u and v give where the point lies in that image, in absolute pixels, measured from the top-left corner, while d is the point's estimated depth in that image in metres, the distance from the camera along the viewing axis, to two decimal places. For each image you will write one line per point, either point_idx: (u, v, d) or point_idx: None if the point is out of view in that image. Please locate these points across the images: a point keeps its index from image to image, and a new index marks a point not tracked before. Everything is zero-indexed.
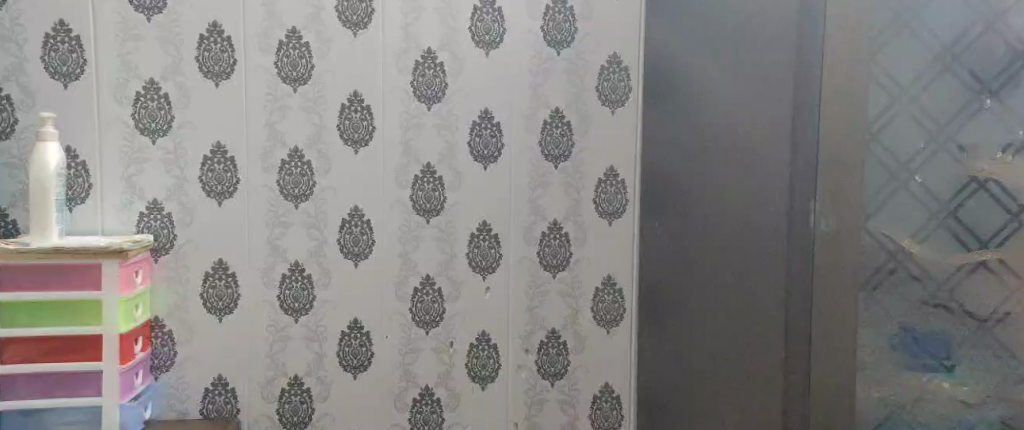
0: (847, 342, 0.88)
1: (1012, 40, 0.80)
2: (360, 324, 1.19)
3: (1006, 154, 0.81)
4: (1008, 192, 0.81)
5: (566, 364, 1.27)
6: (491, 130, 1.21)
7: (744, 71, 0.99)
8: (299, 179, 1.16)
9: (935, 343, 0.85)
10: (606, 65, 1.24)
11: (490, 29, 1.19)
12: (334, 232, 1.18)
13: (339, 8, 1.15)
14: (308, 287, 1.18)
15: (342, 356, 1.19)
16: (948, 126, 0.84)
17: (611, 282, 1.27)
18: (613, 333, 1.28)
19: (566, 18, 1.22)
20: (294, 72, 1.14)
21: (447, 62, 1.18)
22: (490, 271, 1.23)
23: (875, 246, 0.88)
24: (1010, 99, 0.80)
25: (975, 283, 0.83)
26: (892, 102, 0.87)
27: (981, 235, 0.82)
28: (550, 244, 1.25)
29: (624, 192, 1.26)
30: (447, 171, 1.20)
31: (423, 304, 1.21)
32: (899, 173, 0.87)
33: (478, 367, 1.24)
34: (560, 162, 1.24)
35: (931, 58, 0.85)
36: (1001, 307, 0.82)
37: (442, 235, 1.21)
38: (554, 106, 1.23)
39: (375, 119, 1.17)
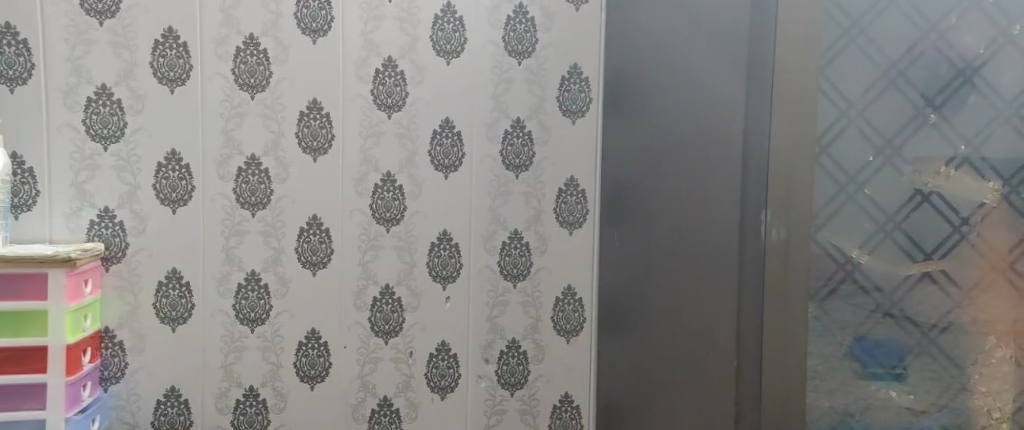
0: (798, 348, 0.92)
1: (953, 57, 0.87)
2: (317, 334, 1.18)
3: (946, 167, 0.88)
4: (951, 205, 0.88)
5: (526, 374, 1.27)
6: (452, 139, 1.21)
7: (695, 81, 1.02)
8: (256, 187, 1.15)
9: (885, 353, 0.90)
10: (566, 76, 1.24)
11: (451, 38, 1.20)
12: (292, 240, 1.16)
13: (298, 14, 1.14)
14: (265, 297, 1.16)
15: (299, 366, 1.18)
16: (894, 140, 0.90)
17: (571, 292, 1.27)
18: (572, 342, 1.28)
19: (527, 28, 1.22)
20: (251, 79, 1.13)
21: (407, 71, 1.18)
22: (450, 280, 1.23)
23: (823, 256, 0.92)
24: (953, 115, 0.87)
25: (920, 294, 0.89)
26: (841, 116, 0.91)
27: (926, 245, 0.89)
28: (510, 254, 1.25)
29: (585, 202, 1.27)
30: (407, 179, 1.20)
31: (382, 314, 1.20)
32: (847, 186, 0.91)
33: (438, 378, 1.23)
34: (521, 172, 1.24)
35: (878, 74, 0.90)
36: (945, 317, 0.88)
37: (401, 244, 1.20)
38: (514, 116, 1.23)
39: (334, 127, 1.16)
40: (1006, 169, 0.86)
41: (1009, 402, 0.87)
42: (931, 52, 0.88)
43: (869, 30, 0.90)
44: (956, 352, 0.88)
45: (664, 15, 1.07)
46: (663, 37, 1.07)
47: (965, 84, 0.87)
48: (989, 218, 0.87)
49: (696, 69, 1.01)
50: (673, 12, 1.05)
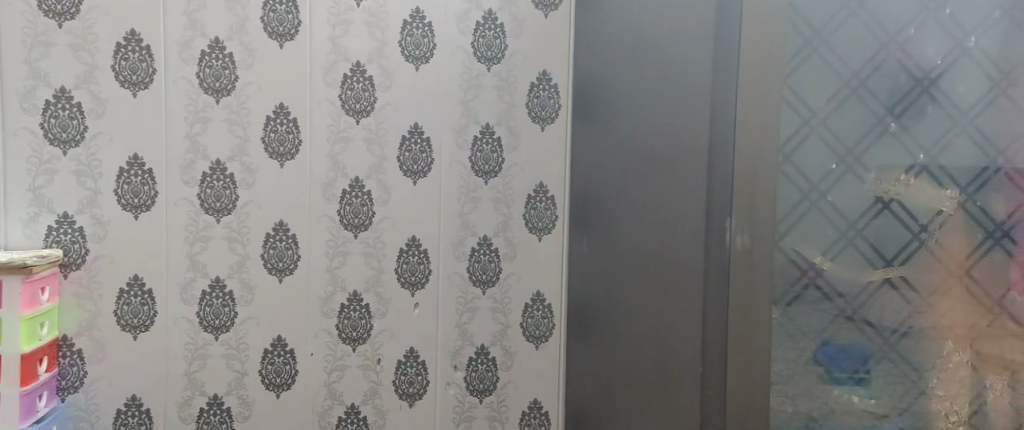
0: (763, 352, 0.95)
1: (911, 68, 0.90)
2: (284, 342, 1.17)
3: (905, 175, 0.91)
4: (910, 213, 0.91)
5: (494, 381, 1.26)
6: (421, 145, 1.20)
7: (658, 88, 1.03)
8: (221, 193, 1.13)
9: (847, 358, 0.93)
10: (536, 82, 1.24)
11: (420, 44, 1.19)
12: (258, 247, 1.15)
13: (265, 18, 1.13)
14: (229, 304, 1.14)
15: (265, 374, 1.16)
16: (855, 149, 0.92)
17: (540, 298, 1.27)
18: (542, 348, 1.28)
19: (496, 35, 1.23)
20: (217, 83, 1.12)
21: (376, 76, 1.17)
22: (419, 287, 1.22)
23: (786, 262, 0.95)
24: (911, 124, 0.90)
25: (881, 300, 0.92)
26: (803, 125, 0.94)
27: (887, 252, 0.92)
28: (479, 260, 1.25)
29: (554, 208, 1.27)
30: (376, 185, 1.19)
31: (350, 320, 1.19)
32: (810, 193, 0.94)
33: (406, 385, 1.22)
34: (490, 178, 1.24)
35: (840, 84, 0.92)
36: (905, 321, 0.91)
37: (369, 250, 1.19)
38: (484, 122, 1.23)
39: (301, 133, 1.15)
40: (962, 177, 0.89)
41: (966, 406, 0.90)
42: (890, 61, 0.90)
43: (830, 40, 0.92)
44: (916, 358, 0.91)
45: (628, 22, 1.07)
46: (626, 44, 1.08)
47: (922, 93, 0.90)
48: (947, 224, 0.90)
49: (659, 76, 1.03)
50: (636, 19, 1.05)
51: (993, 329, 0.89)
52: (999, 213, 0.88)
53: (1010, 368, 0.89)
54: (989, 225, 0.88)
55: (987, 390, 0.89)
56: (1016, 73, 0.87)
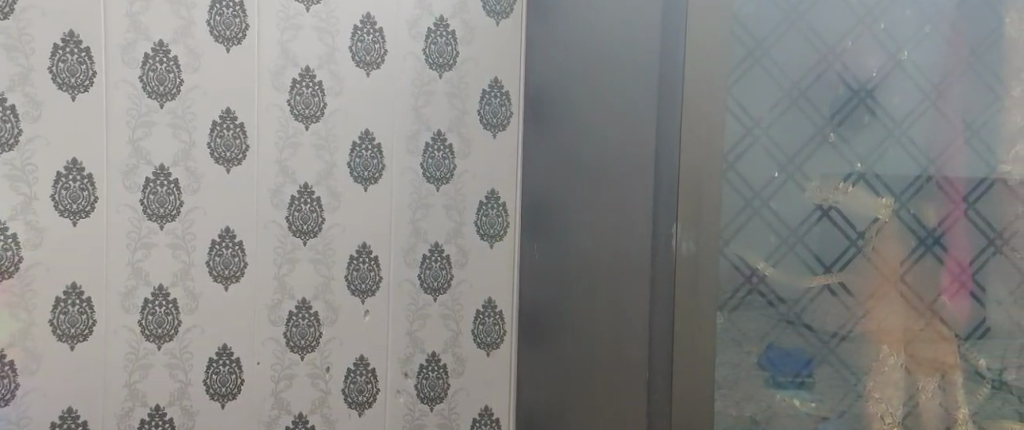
0: (706, 358, 0.97)
1: (847, 78, 0.93)
2: (230, 350, 1.15)
3: (843, 183, 0.94)
4: (848, 220, 0.94)
5: (445, 388, 1.26)
6: (372, 151, 1.20)
7: (598, 98, 1.04)
8: (165, 198, 1.11)
9: (788, 362, 0.96)
10: (487, 90, 1.25)
11: (371, 50, 1.18)
12: (203, 254, 1.13)
13: (211, 21, 1.11)
14: (173, 312, 1.12)
15: (210, 384, 1.14)
16: (797, 157, 0.95)
17: (491, 305, 1.28)
18: (492, 355, 1.28)
19: (447, 42, 1.23)
20: (161, 87, 1.09)
21: (325, 81, 1.16)
22: (369, 294, 1.21)
23: (729, 269, 0.97)
24: (848, 134, 0.93)
25: (820, 304, 0.95)
26: (746, 134, 0.96)
27: (827, 258, 0.95)
28: (430, 267, 1.24)
29: (505, 215, 1.27)
30: (325, 191, 1.18)
31: (298, 328, 1.18)
32: (753, 201, 0.96)
33: (355, 393, 1.21)
34: (442, 185, 1.24)
35: (783, 92, 0.95)
36: (844, 326, 0.94)
37: (318, 258, 1.18)
38: (435, 129, 1.23)
39: (248, 138, 1.14)
40: (896, 185, 0.92)
41: (898, 407, 0.94)
42: (829, 74, 0.93)
43: (772, 50, 0.95)
44: (853, 361, 0.94)
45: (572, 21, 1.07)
46: (568, 44, 1.08)
47: (859, 104, 0.93)
48: (883, 231, 0.93)
49: (599, 86, 1.04)
50: (582, 19, 1.06)
51: (925, 333, 0.92)
52: (930, 220, 0.92)
53: (940, 369, 0.92)
54: (922, 232, 0.92)
55: (918, 392, 0.93)
56: (944, 87, 0.91)
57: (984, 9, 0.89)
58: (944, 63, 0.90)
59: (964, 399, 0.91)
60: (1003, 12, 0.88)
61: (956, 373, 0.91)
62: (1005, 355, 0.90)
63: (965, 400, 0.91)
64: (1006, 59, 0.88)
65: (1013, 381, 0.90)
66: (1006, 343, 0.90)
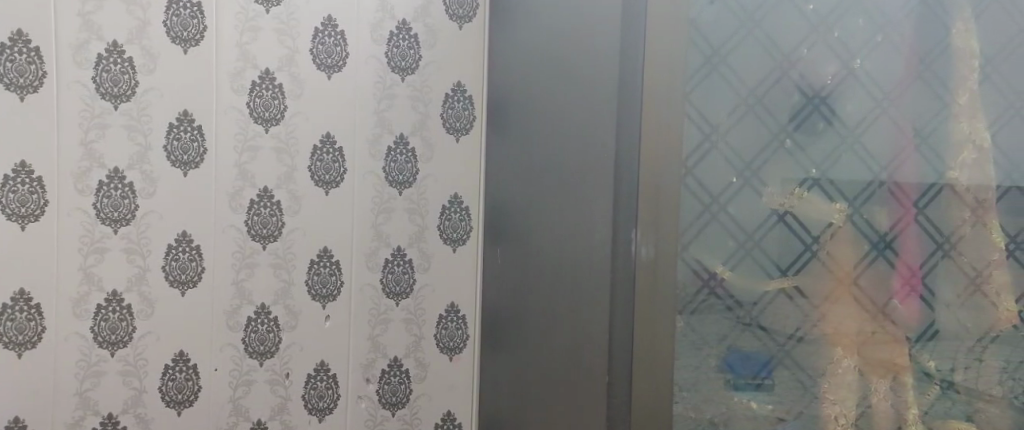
0: (666, 360, 0.97)
1: (802, 85, 0.95)
2: (186, 357, 1.13)
3: (798, 189, 0.95)
4: (803, 225, 0.95)
5: (407, 393, 1.26)
6: (333, 155, 1.19)
7: (562, 104, 1.06)
8: (119, 202, 1.08)
9: (747, 365, 0.98)
10: (450, 93, 1.25)
11: (332, 52, 1.18)
12: (159, 259, 1.11)
13: (168, 22, 1.09)
14: (127, 318, 1.10)
15: (165, 391, 1.12)
16: (753, 163, 0.96)
17: (454, 310, 1.28)
18: (455, 359, 1.28)
19: (410, 45, 1.22)
20: (115, 89, 1.07)
21: (286, 84, 1.15)
22: (330, 299, 1.20)
23: (687, 273, 0.97)
24: (804, 140, 0.95)
25: (777, 307, 0.96)
26: (704, 139, 0.96)
27: (783, 263, 0.96)
28: (393, 271, 1.24)
29: (468, 219, 1.27)
30: (285, 195, 1.16)
31: (257, 334, 1.16)
32: (711, 205, 0.97)
33: (316, 399, 1.20)
34: (405, 188, 1.23)
35: (739, 100, 0.96)
36: (800, 328, 0.97)
37: (279, 262, 1.17)
38: (397, 132, 1.22)
39: (206, 141, 1.12)
40: (850, 191, 0.94)
41: (852, 408, 0.97)
42: (785, 81, 0.95)
43: (729, 57, 0.96)
44: (808, 363, 0.97)
45: (546, 26, 1.09)
46: (540, 48, 1.10)
47: (814, 111, 0.95)
48: (837, 236, 0.95)
49: (562, 91, 1.06)
50: (555, 23, 1.07)
51: (878, 336, 0.95)
52: (883, 225, 0.94)
53: (891, 371, 0.95)
54: (874, 237, 0.94)
55: (871, 393, 0.96)
56: (896, 95, 0.94)
57: (934, 20, 0.92)
58: (894, 72, 0.93)
59: (914, 400, 0.95)
60: (952, 23, 0.92)
61: (906, 375, 0.95)
62: (953, 358, 0.94)
63: (916, 401, 0.95)
64: (953, 69, 0.93)
65: (960, 382, 0.94)
66: (953, 345, 0.94)
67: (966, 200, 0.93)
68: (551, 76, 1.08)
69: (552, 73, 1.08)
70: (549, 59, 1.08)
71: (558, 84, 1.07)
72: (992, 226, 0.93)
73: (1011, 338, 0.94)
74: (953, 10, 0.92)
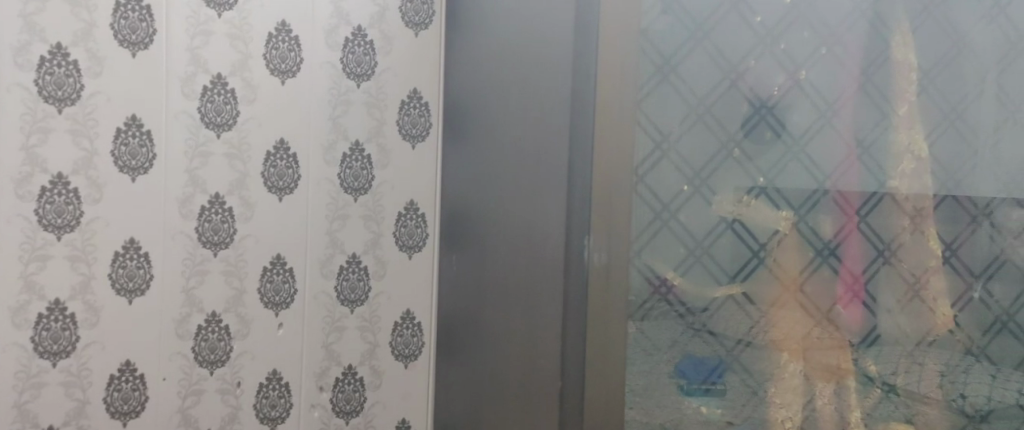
0: (619, 366, 0.97)
1: (749, 95, 0.97)
2: (133, 367, 1.10)
3: (747, 197, 0.97)
4: (751, 233, 0.97)
5: (361, 401, 1.26)
6: (287, 161, 1.18)
7: (514, 111, 1.07)
8: (63, 208, 1.05)
9: (698, 370, 0.99)
10: (406, 100, 1.25)
11: (286, 58, 1.16)
12: (105, 266, 1.08)
13: (115, 25, 1.06)
14: (70, 327, 1.06)
15: (110, 402, 1.09)
16: (703, 171, 0.98)
17: (409, 316, 1.28)
18: (410, 367, 1.29)
19: (365, 51, 1.22)
20: (58, 92, 1.04)
21: (238, 89, 1.14)
22: (283, 307, 1.19)
23: (640, 280, 0.97)
24: (752, 150, 0.97)
25: (726, 313, 0.98)
26: (656, 147, 0.97)
27: (731, 270, 0.98)
28: (348, 278, 1.23)
29: (424, 226, 1.28)
30: (237, 201, 1.15)
31: (208, 343, 1.14)
32: (662, 213, 0.97)
33: (268, 408, 1.19)
34: (360, 195, 1.23)
35: (689, 109, 0.98)
36: (747, 334, 0.99)
37: (230, 270, 1.15)
38: (353, 139, 1.22)
39: (155, 146, 1.09)
40: (796, 199, 0.97)
41: (798, 412, 1.00)
42: (735, 92, 0.97)
43: (680, 67, 0.97)
44: (756, 368, 0.99)
45: (501, 33, 1.10)
46: (495, 55, 1.11)
47: (762, 120, 0.97)
48: (784, 242, 0.97)
49: (515, 98, 1.07)
50: (511, 30, 1.07)
51: (824, 341, 0.98)
52: (827, 233, 0.97)
53: (836, 375, 0.98)
54: (819, 244, 0.97)
55: (816, 396, 0.99)
56: (839, 105, 0.96)
57: (875, 34, 0.96)
58: (837, 83, 0.96)
59: (857, 403, 0.98)
60: (890, 37, 0.96)
61: (850, 379, 0.98)
62: (894, 362, 0.98)
63: (858, 404, 0.98)
64: (893, 80, 0.96)
65: (902, 385, 0.98)
66: (894, 349, 0.98)
67: (906, 209, 0.96)
68: (507, 84, 1.08)
69: (506, 80, 1.09)
70: (503, 66, 1.09)
71: (513, 91, 1.07)
72: (929, 234, 0.97)
73: (946, 342, 0.98)
74: (893, 24, 0.95)
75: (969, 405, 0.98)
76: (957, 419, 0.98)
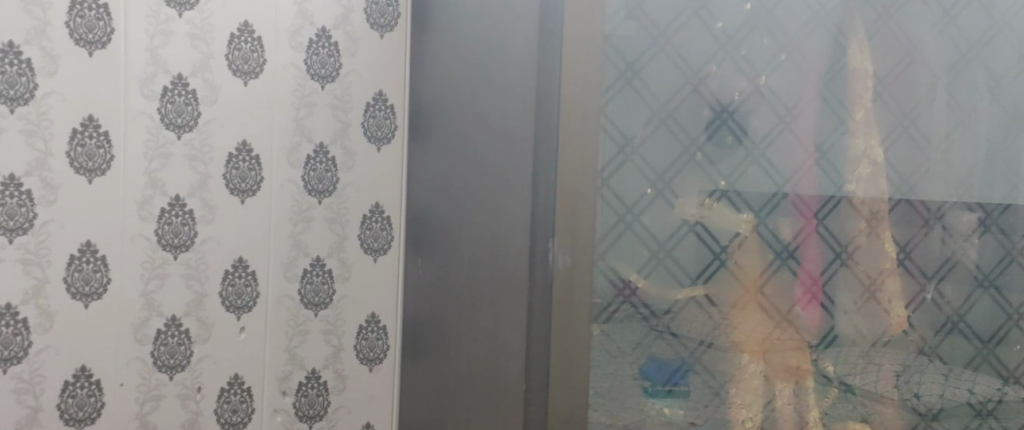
0: (583, 367, 0.98)
1: (711, 101, 0.98)
2: (89, 372, 1.08)
3: (708, 200, 0.98)
4: (713, 236, 0.98)
5: (325, 406, 1.25)
6: (250, 163, 1.16)
7: (478, 114, 1.07)
8: (15, 211, 1.02)
9: (661, 371, 1.00)
10: (371, 102, 1.24)
11: (249, 59, 1.15)
12: (60, 270, 1.05)
13: (71, 24, 1.03)
14: (22, 333, 1.03)
15: (64, 408, 1.07)
16: (666, 174, 0.98)
17: (374, 320, 1.27)
18: (375, 370, 1.28)
19: (330, 53, 1.21)
20: (10, 91, 1.00)
21: (199, 90, 1.12)
22: (245, 310, 1.17)
23: (603, 282, 0.98)
24: (713, 155, 0.98)
25: (688, 315, 0.99)
26: (618, 151, 0.98)
27: (692, 272, 0.99)
28: (312, 281, 1.22)
29: (389, 229, 1.27)
30: (198, 204, 1.13)
31: (167, 347, 1.12)
32: (625, 216, 0.98)
33: (229, 413, 1.17)
34: (324, 197, 1.22)
35: (651, 113, 0.98)
36: (709, 335, 1.00)
37: (191, 273, 1.13)
38: (317, 141, 1.21)
39: (113, 148, 1.07)
40: (756, 202, 0.98)
41: (758, 412, 1.01)
42: (696, 97, 0.98)
43: (642, 72, 0.98)
44: (717, 369, 1.00)
45: (466, 37, 1.10)
46: (462, 58, 1.11)
47: (723, 125, 0.98)
48: (744, 245, 0.98)
49: (478, 102, 1.07)
50: (476, 32, 1.08)
51: (785, 343, 1.00)
52: (786, 236, 0.99)
53: (796, 376, 1.00)
54: (778, 247, 0.99)
55: (776, 397, 1.01)
56: (798, 111, 0.98)
57: (834, 41, 0.97)
58: (796, 90, 0.98)
59: (815, 403, 1.00)
60: (847, 45, 0.97)
61: (809, 380, 1.00)
62: (851, 363, 1.00)
63: (816, 404, 1.00)
64: (850, 87, 0.98)
65: (859, 386, 1.00)
66: (851, 350, 1.00)
67: (862, 213, 0.99)
68: (471, 88, 1.09)
69: (472, 83, 1.09)
70: (468, 70, 1.09)
71: (477, 95, 1.08)
72: (885, 237, 0.99)
73: (900, 343, 1.00)
74: (850, 32, 0.97)
75: (922, 405, 1.01)
76: (911, 418, 1.01)
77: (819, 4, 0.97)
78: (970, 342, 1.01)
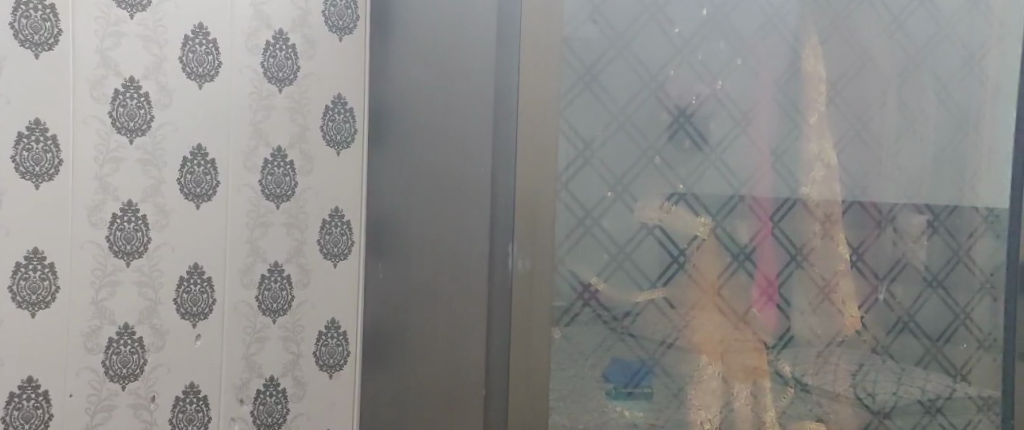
0: (543, 367, 0.97)
1: (668, 105, 0.99)
2: (36, 383, 1.05)
3: (667, 203, 0.99)
4: (671, 239, 0.99)
5: (283, 414, 1.23)
6: (205, 167, 1.14)
7: (435, 118, 1.07)
8: None
9: (622, 374, 1.00)
10: (330, 106, 1.23)
11: (204, 62, 1.13)
12: (4, 278, 1.02)
13: (16, 24, 1.00)
14: None
15: (9, 421, 1.03)
16: (626, 180, 0.99)
17: (334, 325, 1.25)
18: (335, 377, 1.26)
19: (287, 56, 1.19)
20: None
21: (153, 93, 1.10)
22: (200, 317, 1.15)
23: (564, 284, 0.97)
24: (673, 158, 0.99)
25: (647, 317, 0.99)
26: (577, 156, 0.97)
27: (652, 275, 0.99)
28: (270, 288, 1.20)
29: (349, 233, 1.26)
30: (151, 208, 1.10)
31: (119, 356, 1.10)
32: (584, 220, 0.98)
33: (184, 422, 1.15)
34: (281, 202, 1.20)
35: (609, 117, 0.98)
36: (669, 337, 1.00)
37: (145, 280, 1.11)
38: (275, 145, 1.19)
39: (61, 152, 1.04)
40: (713, 205, 1.00)
41: (716, 413, 1.03)
42: (654, 101, 0.99)
43: (600, 76, 0.98)
44: (676, 371, 1.01)
45: (425, 39, 1.09)
46: (420, 60, 1.10)
47: (681, 129, 0.99)
48: (702, 248, 0.99)
49: (436, 106, 1.07)
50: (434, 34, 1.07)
51: (744, 345, 1.02)
52: (743, 238, 1.00)
53: (753, 377, 1.02)
54: (735, 249, 1.00)
55: (734, 398, 1.02)
56: (753, 114, 1.00)
57: (787, 47, 1.00)
58: (751, 94, 1.00)
59: (771, 403, 1.02)
60: (801, 49, 1.00)
61: (766, 380, 1.02)
62: (806, 364, 1.02)
63: (774, 404, 1.02)
64: (802, 92, 1.01)
65: (815, 385, 1.02)
66: (808, 351, 1.02)
67: (816, 215, 1.02)
68: (431, 90, 1.08)
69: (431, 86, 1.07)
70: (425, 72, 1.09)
71: (436, 96, 1.07)
72: (839, 239, 1.02)
73: (855, 343, 1.03)
74: (804, 37, 1.00)
75: (876, 403, 1.04)
76: (864, 416, 1.04)
77: (772, 10, 0.99)
78: (919, 341, 1.03)
